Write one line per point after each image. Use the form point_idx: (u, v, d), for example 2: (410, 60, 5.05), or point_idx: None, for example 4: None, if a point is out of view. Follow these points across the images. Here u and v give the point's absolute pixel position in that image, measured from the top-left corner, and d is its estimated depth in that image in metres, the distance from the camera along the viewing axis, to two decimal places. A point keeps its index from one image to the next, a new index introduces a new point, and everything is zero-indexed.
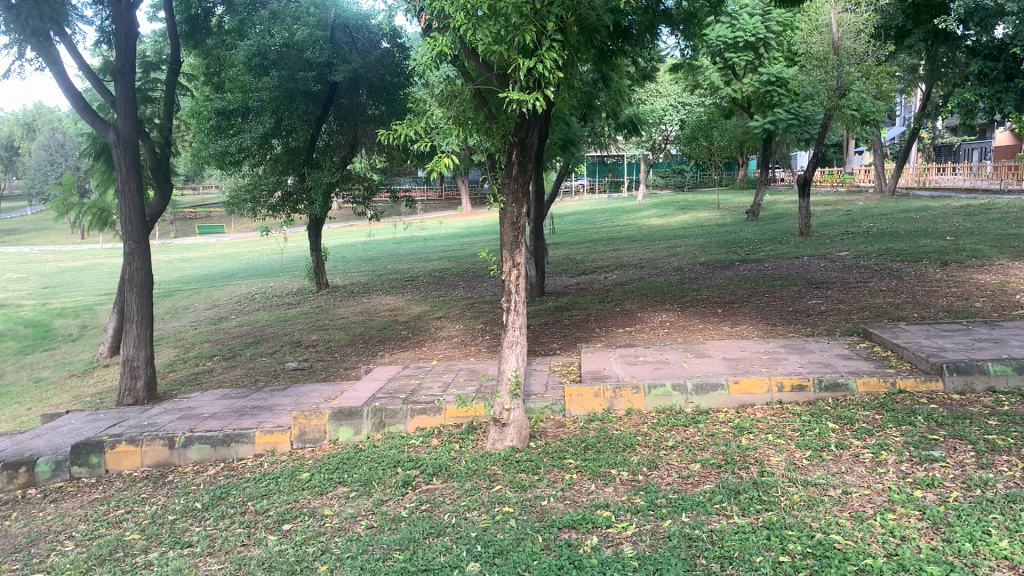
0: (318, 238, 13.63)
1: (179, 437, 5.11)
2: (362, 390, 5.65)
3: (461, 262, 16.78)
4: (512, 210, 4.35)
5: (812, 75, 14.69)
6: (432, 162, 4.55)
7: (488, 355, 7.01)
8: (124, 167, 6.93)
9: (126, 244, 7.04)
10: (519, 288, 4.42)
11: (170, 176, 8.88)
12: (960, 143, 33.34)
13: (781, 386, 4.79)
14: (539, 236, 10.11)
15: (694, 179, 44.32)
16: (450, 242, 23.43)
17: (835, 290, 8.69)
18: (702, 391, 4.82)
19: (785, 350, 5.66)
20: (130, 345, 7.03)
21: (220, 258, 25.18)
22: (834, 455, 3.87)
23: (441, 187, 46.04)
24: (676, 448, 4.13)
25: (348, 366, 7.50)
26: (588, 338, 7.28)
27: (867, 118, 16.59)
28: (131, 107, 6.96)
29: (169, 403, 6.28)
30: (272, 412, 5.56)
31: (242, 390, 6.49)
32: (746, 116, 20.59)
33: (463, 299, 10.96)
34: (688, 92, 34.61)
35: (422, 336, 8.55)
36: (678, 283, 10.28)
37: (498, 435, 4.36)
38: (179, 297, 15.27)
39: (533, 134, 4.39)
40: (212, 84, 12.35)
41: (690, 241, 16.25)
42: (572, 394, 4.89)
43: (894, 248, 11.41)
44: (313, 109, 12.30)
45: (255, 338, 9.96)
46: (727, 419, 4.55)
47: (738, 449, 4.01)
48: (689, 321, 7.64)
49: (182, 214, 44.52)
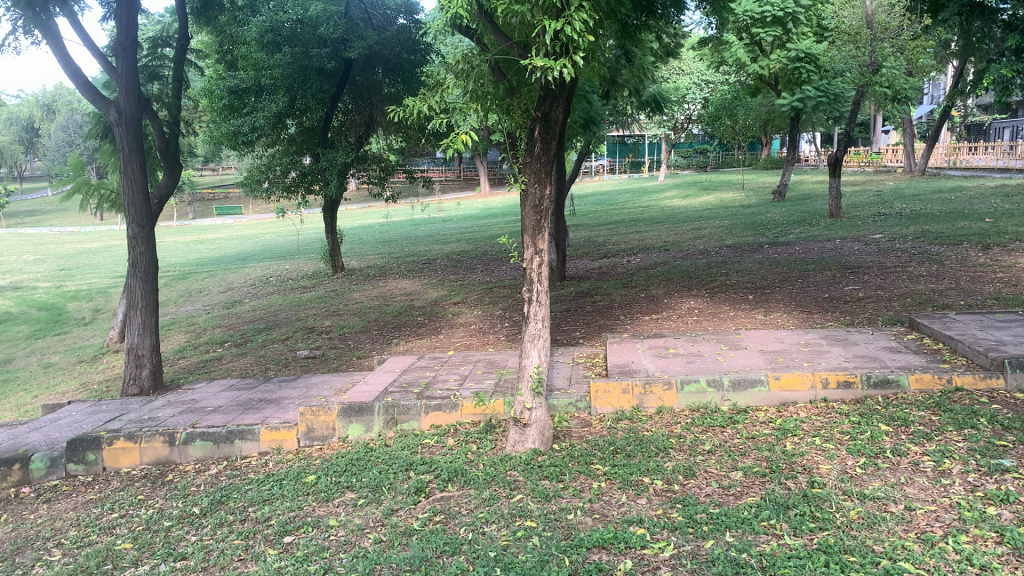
0: (333, 220, 13.27)
1: (179, 433, 4.82)
2: (374, 383, 5.33)
3: (479, 245, 16.43)
4: (534, 191, 3.98)
5: (843, 51, 14.36)
6: (447, 139, 4.19)
7: (506, 344, 6.67)
8: (126, 147, 6.57)
9: (129, 227, 6.70)
10: (542, 277, 4.07)
11: (180, 156, 8.46)
12: (992, 122, 32.55)
13: (826, 382, 4.41)
14: (561, 219, 9.68)
15: (717, 159, 43.67)
16: (469, 223, 23.13)
17: (872, 275, 8.27)
18: (740, 388, 4.46)
19: (827, 342, 5.26)
20: (135, 333, 6.73)
21: (236, 239, 25.02)
22: (891, 463, 3.49)
23: (460, 167, 45.70)
24: (715, 452, 3.77)
25: (361, 354, 7.18)
26: (613, 326, 6.91)
27: (900, 96, 15.96)
28: (134, 84, 6.59)
29: (173, 395, 5.99)
30: (278, 406, 5.25)
31: (249, 381, 6.20)
32: (773, 93, 19.97)
33: (482, 284, 10.61)
34: (711, 70, 33.95)
35: (439, 322, 8.22)
36: (706, 267, 9.87)
37: (519, 436, 4.01)
38: (193, 280, 15.04)
39: (558, 107, 4.00)
40: (224, 62, 12.03)
41: (715, 222, 15.84)
42: (598, 391, 4.55)
43: (931, 230, 10.92)
44: (327, 88, 11.96)
45: (267, 324, 9.68)
46: (767, 420, 4.18)
47: (784, 455, 3.64)
48: (719, 309, 7.24)
49: (200, 196, 44.47)
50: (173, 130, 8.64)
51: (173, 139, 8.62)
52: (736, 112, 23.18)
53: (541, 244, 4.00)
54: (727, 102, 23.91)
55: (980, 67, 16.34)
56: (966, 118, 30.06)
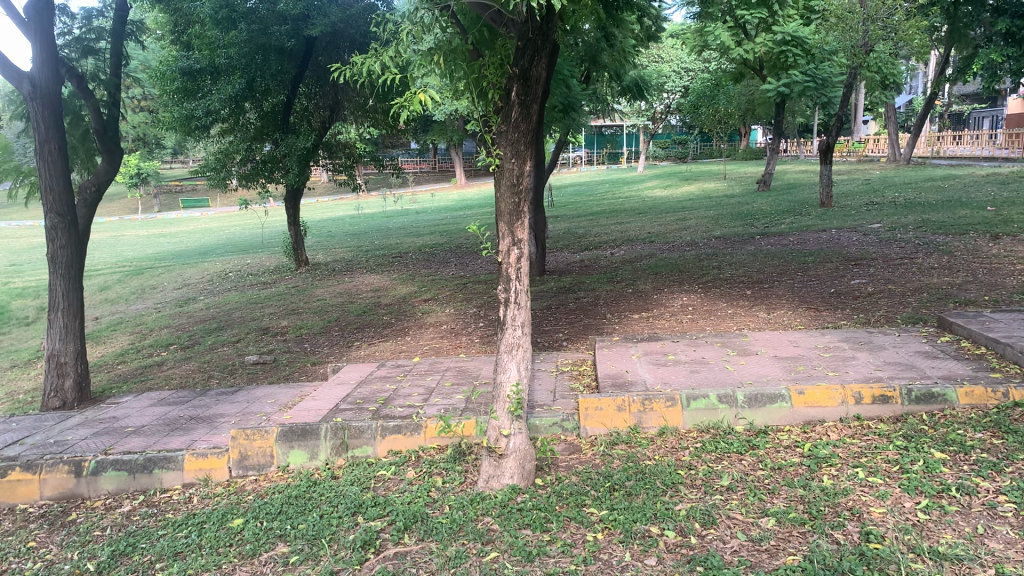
0: (295, 212, 12.39)
1: (88, 463, 4.02)
2: (324, 399, 4.55)
3: (453, 238, 15.60)
4: (510, 168, 3.23)
5: (832, 33, 13.45)
6: (405, 99, 3.44)
7: (479, 349, 5.89)
8: (41, 125, 5.62)
9: (48, 217, 5.80)
10: (521, 273, 3.31)
11: (120, 139, 7.55)
12: (970, 111, 32.34)
13: (859, 397, 3.70)
14: (540, 208, 8.89)
15: (695, 150, 43.20)
16: (444, 215, 22.30)
17: (878, 268, 7.61)
18: (757, 404, 3.74)
19: (850, 347, 4.55)
20: (55, 338, 5.88)
21: (199, 233, 24.00)
22: (961, 506, 2.77)
23: (435, 159, 44.65)
24: (736, 490, 3.06)
25: (317, 360, 6.37)
26: (600, 327, 6.17)
27: (890, 81, 15.31)
28: (51, 52, 5.67)
29: (94, 411, 5.16)
30: (210, 427, 4.46)
31: (184, 393, 5.39)
32: (757, 80, 19.27)
33: (455, 279, 9.83)
34: (690, 58, 33.20)
35: (406, 322, 7.45)
36: (695, 260, 9.17)
37: (493, 470, 3.25)
38: (149, 276, 14.10)
39: (540, 63, 3.23)
40: (178, 43, 11.14)
41: (699, 213, 15.18)
42: (588, 408, 3.80)
43: (932, 219, 10.28)
44: (288, 69, 11.13)
45: (219, 324, 8.84)
46: (792, 444, 3.47)
47: (824, 496, 2.93)
48: (716, 306, 6.53)
49: (166, 188, 43.10)
50: (112, 111, 7.66)
51: (111, 122, 7.64)
52: (716, 100, 22.49)
53: (520, 233, 3.26)
54: (708, 90, 23.26)
55: (969, 53, 15.62)
56: (948, 108, 29.74)
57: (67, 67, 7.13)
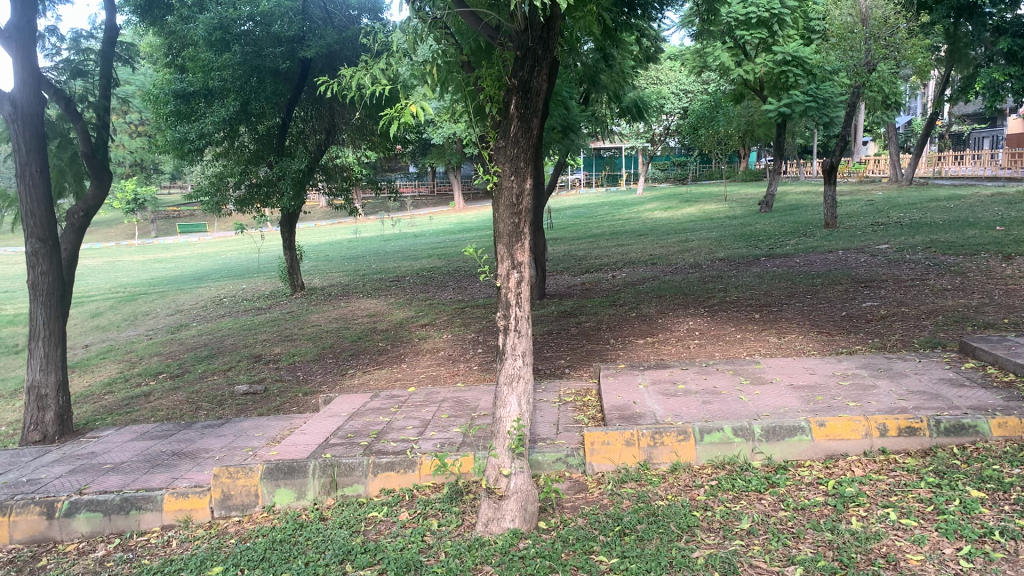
0: (291, 235, 12.17)
1: (60, 503, 3.75)
2: (313, 433, 4.30)
3: (452, 261, 15.38)
4: (509, 186, 3.01)
5: (834, 52, 13.19)
6: (396, 109, 3.25)
7: (477, 377, 5.64)
8: (21, 146, 5.39)
9: (28, 242, 5.53)
10: (522, 299, 3.08)
11: (109, 163, 7.32)
12: (971, 131, 32.30)
13: (884, 429, 3.46)
14: (539, 230, 8.66)
15: (695, 172, 43.17)
16: (443, 238, 22.09)
17: (889, 289, 7.39)
18: (775, 437, 3.49)
19: (870, 374, 4.31)
20: (36, 369, 5.63)
21: (196, 258, 23.78)
22: (1007, 552, 2.52)
23: (433, 182, 44.51)
24: (758, 535, 2.81)
25: (309, 390, 6.12)
26: (605, 352, 5.94)
27: (892, 100, 15.13)
28: (33, 72, 5.48)
29: (71, 447, 4.90)
30: (193, 463, 4.20)
31: (167, 426, 5.13)
32: (757, 100, 19.15)
33: (453, 303, 9.59)
34: (690, 79, 33.13)
35: (403, 348, 7.20)
36: (699, 282, 8.93)
37: (492, 513, 3.01)
38: (142, 302, 13.85)
39: (541, 74, 3.02)
40: (172, 66, 10.94)
41: (701, 234, 14.96)
42: (595, 443, 3.56)
43: (940, 239, 10.07)
44: (283, 91, 10.98)
45: (211, 352, 8.59)
46: (815, 481, 3.22)
47: (856, 541, 2.68)
48: (724, 330, 6.29)
49: (165, 214, 42.95)
50: (101, 134, 7.43)
51: (101, 146, 7.40)
52: (716, 120, 22.41)
53: (521, 255, 3.03)
54: (708, 111, 23.17)
55: (970, 71, 15.53)
56: (950, 128, 29.66)
57: (54, 89, 6.90)
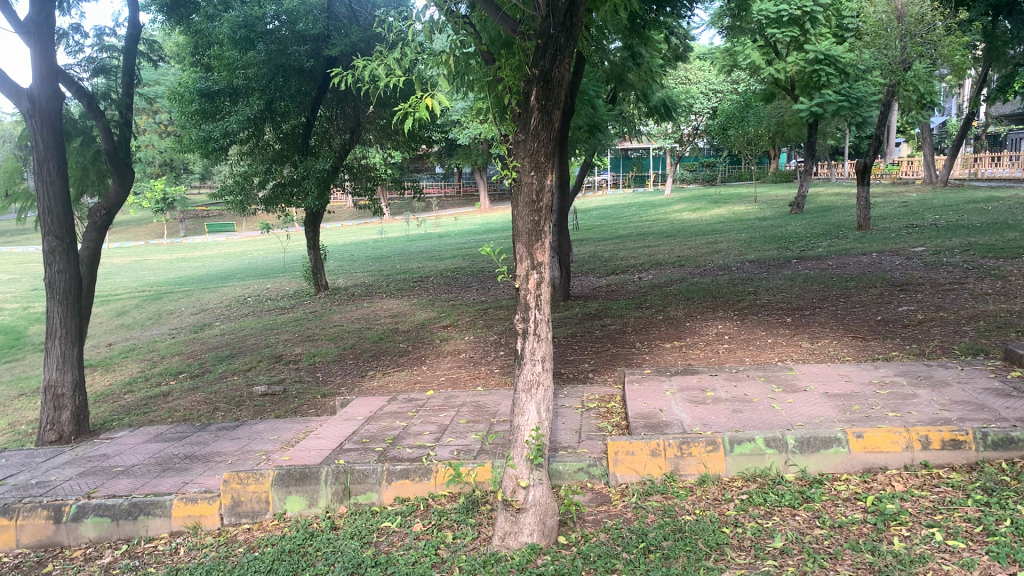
0: (315, 235, 12.10)
1: (68, 507, 3.65)
2: (328, 437, 4.17)
3: (476, 262, 15.25)
4: (528, 181, 2.86)
5: (868, 49, 12.88)
6: (412, 101, 3.11)
7: (499, 381, 5.49)
8: (38, 142, 5.32)
9: (46, 240, 5.46)
10: (542, 301, 2.92)
11: (131, 160, 7.21)
12: (1008, 133, 31.62)
13: (926, 442, 3.25)
14: (564, 230, 8.49)
15: (724, 173, 42.73)
16: (469, 239, 21.97)
17: (926, 293, 7.13)
18: (809, 448, 3.31)
19: (909, 382, 4.10)
20: (52, 368, 5.56)
21: (223, 257, 23.88)
22: None
23: (460, 183, 44.44)
24: (793, 555, 2.63)
25: (327, 391, 6.01)
26: (630, 357, 5.76)
27: (927, 100, 14.78)
28: (49, 66, 5.40)
29: (84, 448, 4.82)
30: (205, 467, 4.10)
31: (182, 428, 5.03)
32: (788, 100, 18.82)
33: (476, 304, 9.45)
34: (720, 78, 32.71)
35: (424, 350, 7.07)
36: (729, 285, 8.71)
37: (509, 527, 2.85)
38: (167, 301, 13.87)
39: (564, 64, 2.86)
40: (198, 65, 10.91)
41: (731, 236, 14.70)
42: (618, 452, 3.39)
43: (978, 242, 9.76)
44: (308, 90, 10.89)
45: (231, 351, 8.53)
46: (852, 497, 3.03)
47: (898, 564, 2.49)
48: (754, 334, 6.09)
49: (194, 213, 43.30)
50: (124, 132, 7.35)
51: (123, 144, 7.32)
52: (746, 121, 22.10)
53: (540, 255, 2.88)
54: (738, 111, 22.84)
55: (1009, 70, 15.12)
56: (987, 129, 29.04)
57: (76, 85, 6.81)
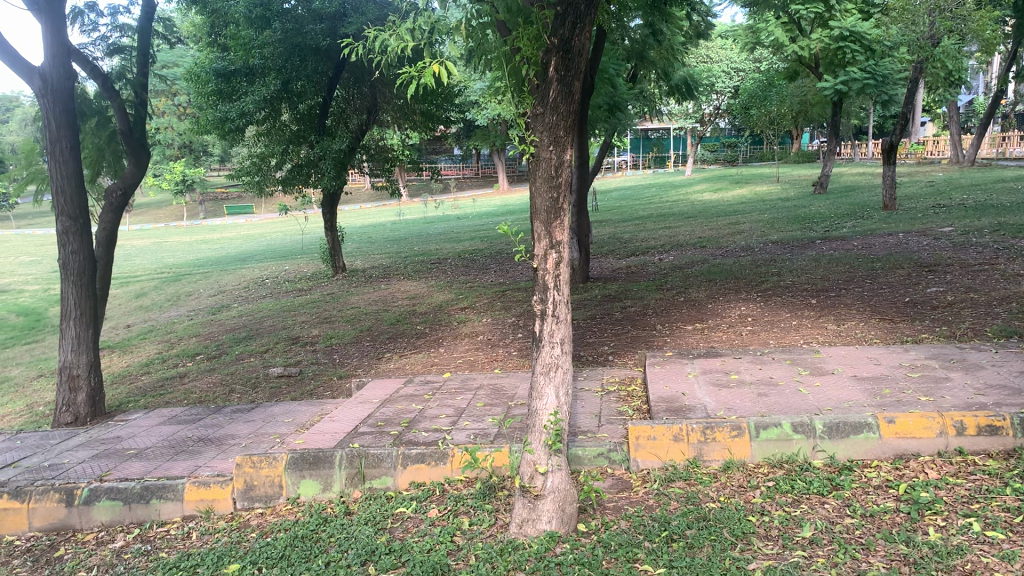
0: (332, 217, 12.04)
1: (80, 490, 3.60)
2: (343, 420, 4.09)
3: (494, 243, 15.13)
4: (546, 155, 2.74)
5: (895, 25, 12.57)
6: (419, 66, 2.96)
7: (517, 363, 5.40)
8: (51, 120, 5.26)
9: (60, 220, 5.42)
10: (561, 282, 2.81)
11: (147, 141, 7.14)
12: None
13: (961, 427, 3.12)
14: (583, 210, 8.35)
15: (746, 153, 42.26)
16: (487, 220, 21.84)
17: (956, 274, 6.93)
18: (837, 434, 3.19)
19: (942, 365, 3.96)
20: (67, 350, 5.52)
21: (242, 239, 23.90)
22: None
23: (478, 164, 44.24)
24: (823, 545, 2.52)
25: (343, 373, 5.94)
26: (651, 339, 5.65)
27: (955, 77, 14.45)
28: (61, 44, 5.32)
29: (99, 431, 4.77)
30: (218, 451, 4.04)
31: (196, 411, 4.97)
32: (811, 78, 18.50)
33: (494, 286, 9.35)
34: (741, 56, 32.25)
35: (441, 331, 6.98)
36: (751, 266, 8.55)
37: (527, 514, 2.77)
38: (186, 282, 13.88)
39: (584, 32, 2.72)
40: (214, 45, 10.82)
41: (753, 217, 14.48)
42: (639, 438, 3.29)
43: (1008, 222, 9.52)
44: (324, 69, 10.74)
45: (248, 333, 8.49)
46: (884, 485, 2.91)
47: (935, 556, 2.37)
48: (778, 316, 5.95)
49: (213, 195, 43.41)
50: (140, 111, 7.27)
51: (139, 124, 7.25)
52: (768, 100, 21.77)
53: (559, 234, 2.77)
54: (760, 90, 22.51)
55: None
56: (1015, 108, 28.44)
57: (91, 64, 6.73)
